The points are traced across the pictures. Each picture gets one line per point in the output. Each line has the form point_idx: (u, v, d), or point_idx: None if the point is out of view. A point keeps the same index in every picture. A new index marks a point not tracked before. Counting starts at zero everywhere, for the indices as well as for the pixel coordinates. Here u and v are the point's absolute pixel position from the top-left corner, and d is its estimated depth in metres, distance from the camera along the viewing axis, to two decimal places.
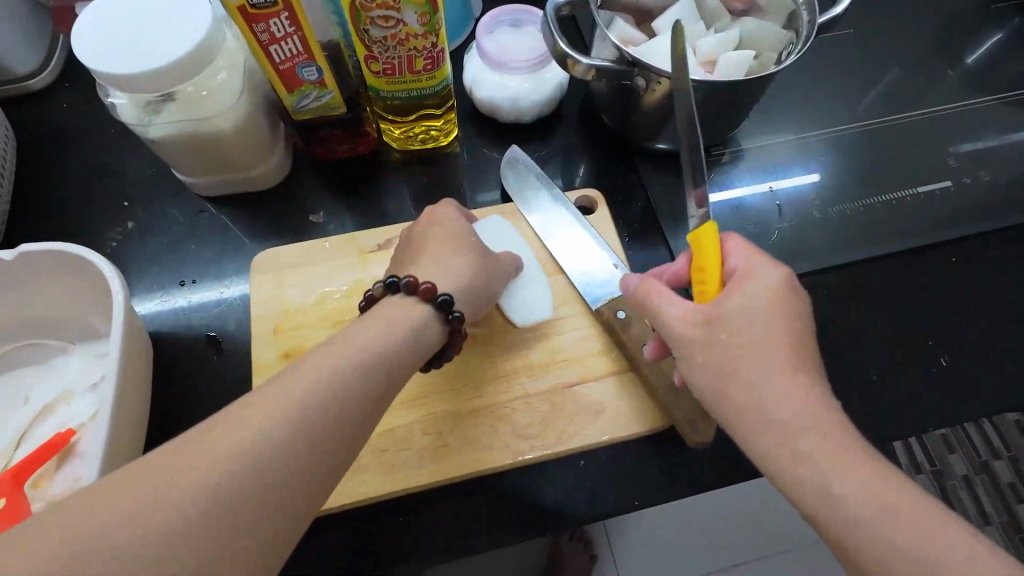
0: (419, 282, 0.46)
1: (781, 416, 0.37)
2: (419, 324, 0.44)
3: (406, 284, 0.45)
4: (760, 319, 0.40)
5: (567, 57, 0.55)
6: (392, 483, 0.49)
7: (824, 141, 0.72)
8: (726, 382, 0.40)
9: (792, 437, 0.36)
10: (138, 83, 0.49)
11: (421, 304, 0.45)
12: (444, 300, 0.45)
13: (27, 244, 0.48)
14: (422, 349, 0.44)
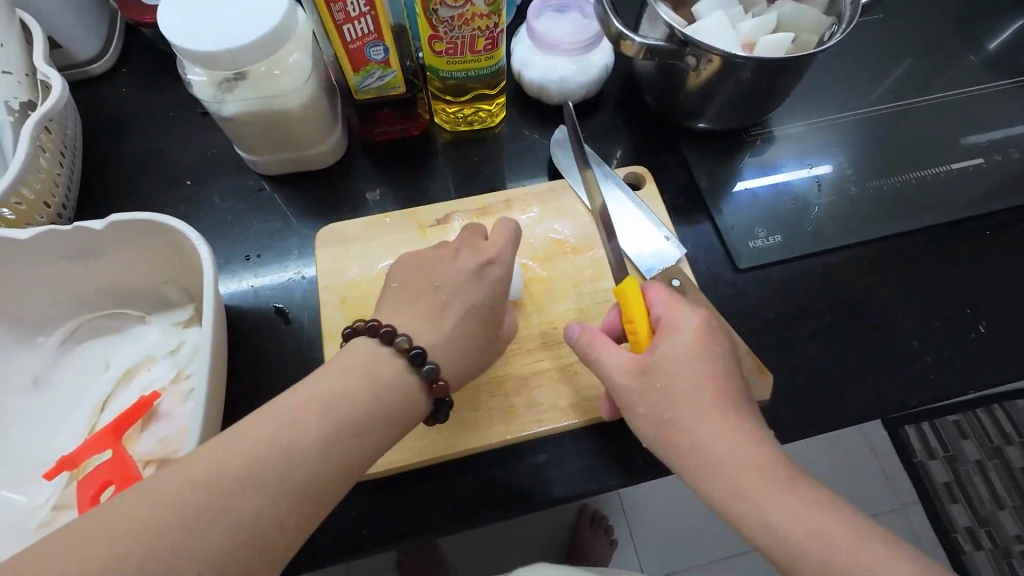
0: (439, 374, 0.43)
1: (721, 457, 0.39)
2: (413, 418, 0.43)
3: (428, 371, 0.42)
4: (682, 369, 0.42)
5: (622, 36, 0.58)
6: (463, 441, 0.52)
7: (858, 121, 0.74)
8: (670, 430, 0.41)
9: (731, 477, 0.39)
10: (222, 60, 0.51)
11: (424, 396, 0.43)
12: (446, 404, 0.45)
13: (116, 214, 0.50)
14: (402, 430, 0.42)
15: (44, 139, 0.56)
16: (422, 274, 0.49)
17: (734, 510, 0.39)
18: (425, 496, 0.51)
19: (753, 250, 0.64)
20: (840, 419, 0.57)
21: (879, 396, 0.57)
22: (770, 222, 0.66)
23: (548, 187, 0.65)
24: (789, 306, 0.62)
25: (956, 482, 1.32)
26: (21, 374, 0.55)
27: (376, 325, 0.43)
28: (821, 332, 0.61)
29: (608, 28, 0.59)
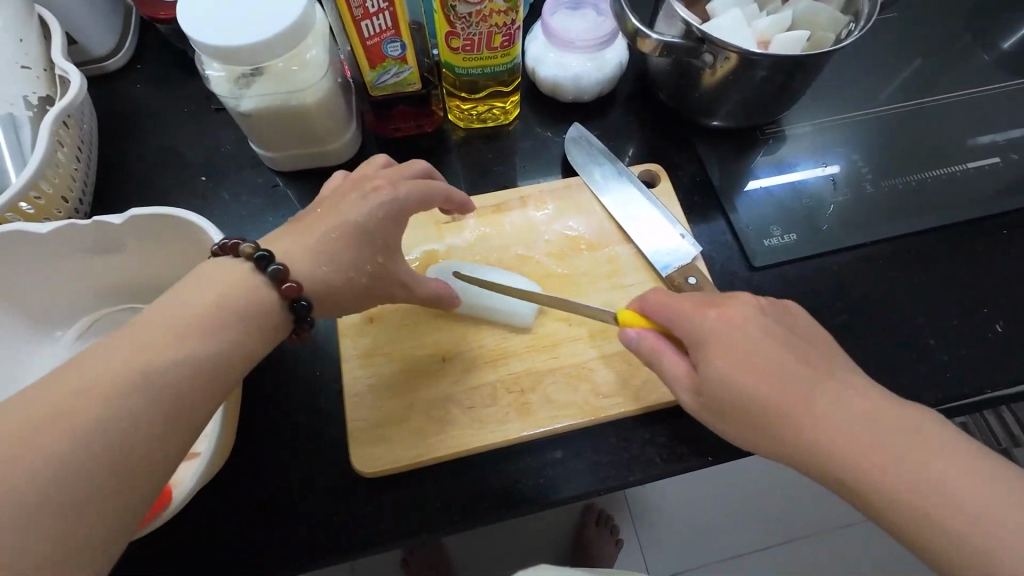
0: (288, 274, 0.43)
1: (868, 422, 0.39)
2: (273, 326, 0.43)
3: (275, 272, 0.43)
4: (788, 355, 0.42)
5: (639, 33, 0.58)
6: (479, 437, 0.52)
7: (872, 119, 0.74)
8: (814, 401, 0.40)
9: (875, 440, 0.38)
10: (241, 56, 0.51)
11: (277, 301, 0.43)
12: (304, 307, 0.44)
13: (135, 208, 0.50)
14: (263, 339, 0.43)
15: (63, 134, 0.56)
16: (325, 205, 0.49)
17: (770, 431, 0.40)
18: (441, 492, 0.51)
19: (768, 248, 0.64)
20: None
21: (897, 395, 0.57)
22: (785, 221, 0.65)
23: (562, 184, 0.65)
24: (804, 305, 0.62)
25: None
26: (39, 368, 0.55)
27: (238, 243, 0.44)
28: (837, 330, 0.60)
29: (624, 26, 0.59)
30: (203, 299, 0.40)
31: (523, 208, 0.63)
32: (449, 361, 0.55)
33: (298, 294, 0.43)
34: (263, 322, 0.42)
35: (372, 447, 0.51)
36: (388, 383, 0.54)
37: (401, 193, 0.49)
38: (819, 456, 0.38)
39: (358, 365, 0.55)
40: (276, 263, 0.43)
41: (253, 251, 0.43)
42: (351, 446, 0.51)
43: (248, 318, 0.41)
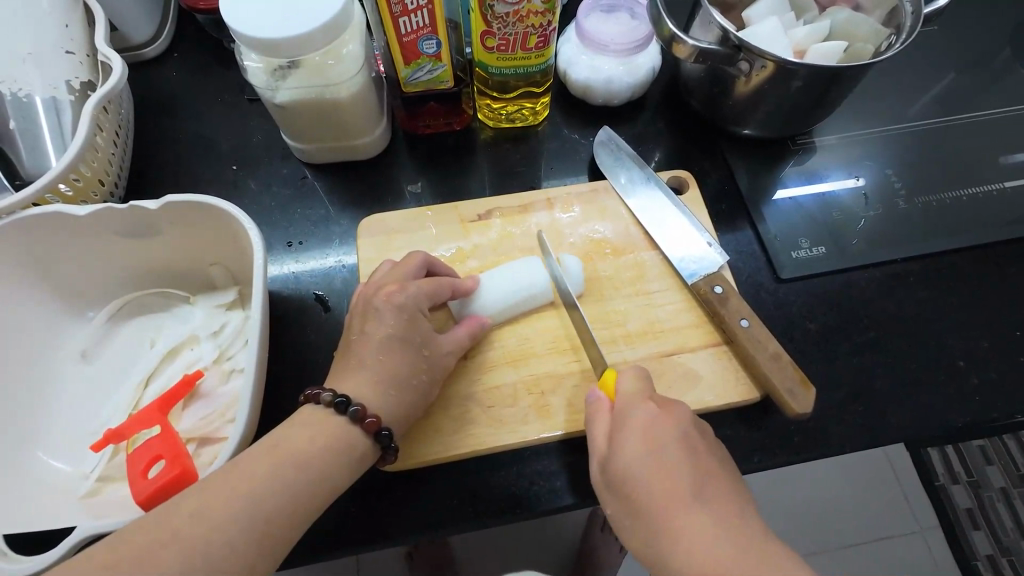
0: (367, 411, 0.45)
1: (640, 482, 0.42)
2: (359, 455, 0.45)
3: (355, 413, 0.44)
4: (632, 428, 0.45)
5: (675, 38, 0.57)
6: (498, 436, 0.52)
7: (908, 133, 0.73)
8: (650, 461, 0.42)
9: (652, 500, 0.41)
10: (279, 48, 0.52)
11: (362, 436, 0.45)
12: (387, 436, 0.46)
13: (171, 195, 0.51)
14: (351, 474, 0.44)
15: (102, 119, 0.57)
16: (361, 304, 0.51)
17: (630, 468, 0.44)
18: (457, 490, 0.51)
19: (796, 260, 0.63)
20: (880, 438, 0.55)
21: (921, 417, 0.56)
22: (814, 233, 0.65)
23: (588, 188, 0.64)
24: (830, 318, 0.61)
25: (978, 509, 1.29)
26: (70, 346, 0.56)
27: (316, 391, 0.45)
28: (864, 348, 0.59)
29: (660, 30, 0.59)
30: (297, 445, 0.42)
31: (549, 211, 0.63)
32: (472, 359, 0.55)
33: (379, 426, 0.45)
34: (347, 453, 0.44)
35: None
36: None
37: (410, 294, 0.51)
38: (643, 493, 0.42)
39: None
40: (354, 403, 0.45)
41: (332, 397, 0.45)
42: None
43: (342, 455, 0.44)
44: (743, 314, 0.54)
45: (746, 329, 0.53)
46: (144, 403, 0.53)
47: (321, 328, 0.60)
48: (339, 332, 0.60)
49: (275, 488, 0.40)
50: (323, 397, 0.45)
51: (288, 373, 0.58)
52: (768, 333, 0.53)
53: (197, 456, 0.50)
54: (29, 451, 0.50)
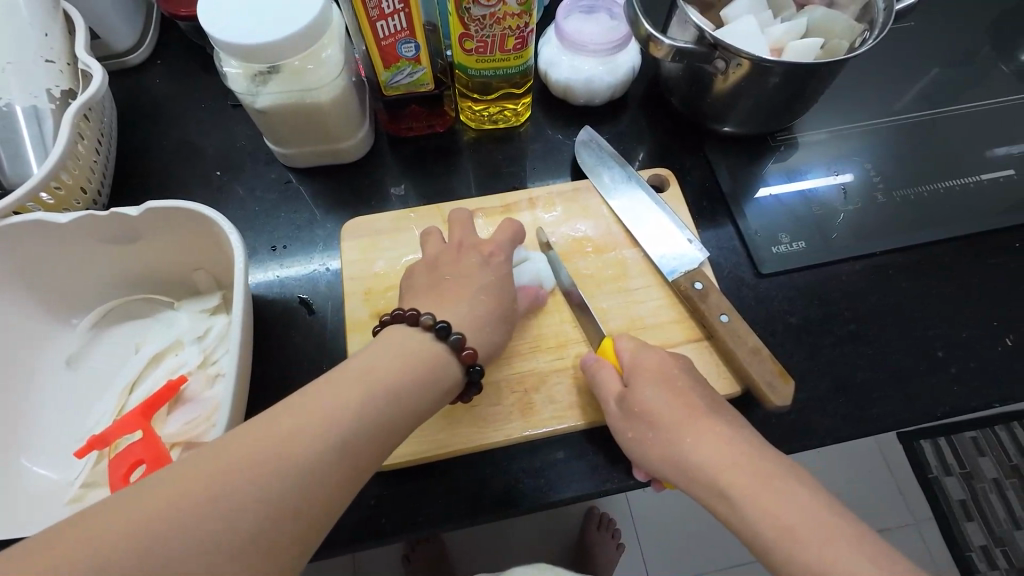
0: (465, 344, 0.47)
1: (697, 455, 0.42)
2: (449, 387, 0.45)
3: (456, 341, 0.46)
4: (654, 399, 0.46)
5: (652, 38, 0.58)
6: (482, 435, 0.52)
7: (887, 128, 0.73)
8: (686, 432, 0.44)
9: (711, 472, 0.41)
10: (256, 54, 0.52)
11: (456, 365, 0.46)
12: (478, 373, 0.47)
13: (152, 201, 0.51)
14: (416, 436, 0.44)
15: (84, 128, 0.58)
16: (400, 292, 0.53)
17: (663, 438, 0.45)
18: (443, 488, 0.52)
19: (776, 255, 0.63)
20: (860, 429, 0.56)
21: (904, 406, 0.57)
22: (794, 228, 0.65)
23: (571, 187, 0.65)
24: (809, 311, 0.61)
25: (971, 500, 1.30)
26: (54, 354, 0.56)
27: (418, 314, 0.47)
28: (846, 340, 0.60)
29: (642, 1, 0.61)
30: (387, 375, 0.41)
31: (536, 208, 0.64)
32: None
33: (474, 360, 0.47)
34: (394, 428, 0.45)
35: None
36: None
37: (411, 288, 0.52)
38: (681, 467, 0.43)
39: None
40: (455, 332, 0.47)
41: (433, 322, 0.47)
42: None
43: (436, 389, 0.44)
44: (723, 309, 0.55)
45: (726, 324, 0.54)
46: (128, 409, 0.54)
47: (306, 331, 0.60)
48: (324, 334, 0.60)
49: (314, 454, 0.35)
50: (424, 322, 0.46)
51: (272, 377, 0.58)
52: (747, 327, 0.54)
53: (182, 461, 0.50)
54: (14, 458, 0.50)
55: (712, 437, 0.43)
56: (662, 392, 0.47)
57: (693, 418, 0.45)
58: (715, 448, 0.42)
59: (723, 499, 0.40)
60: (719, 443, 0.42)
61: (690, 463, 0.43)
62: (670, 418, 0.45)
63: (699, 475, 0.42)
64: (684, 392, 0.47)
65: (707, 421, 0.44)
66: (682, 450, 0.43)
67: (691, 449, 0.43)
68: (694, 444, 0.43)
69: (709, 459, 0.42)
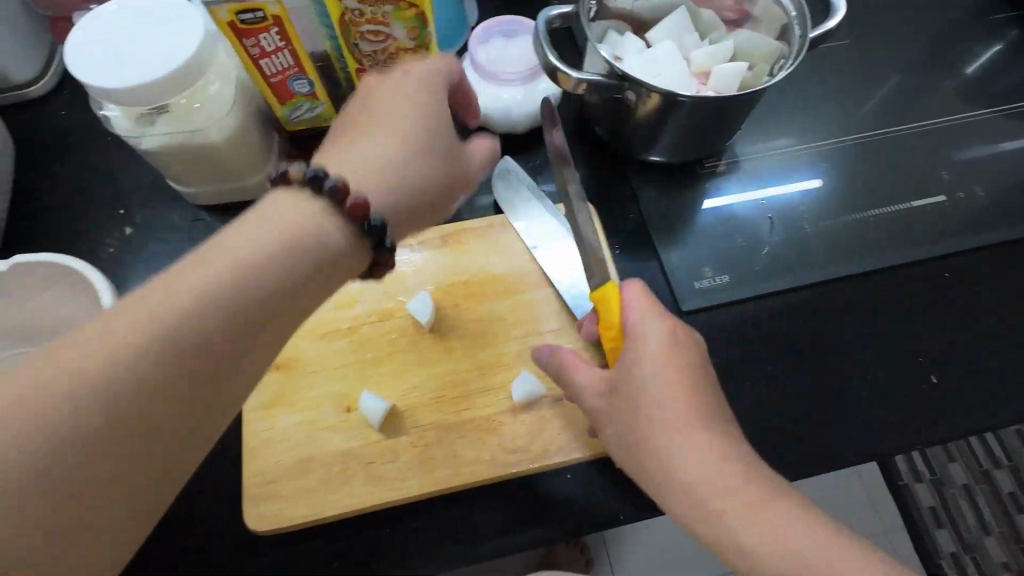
0: (357, 199, 0.40)
1: (687, 464, 0.38)
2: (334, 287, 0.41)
3: (334, 196, 0.40)
4: (693, 361, 0.43)
5: (558, 71, 0.55)
6: (377, 496, 0.50)
7: (822, 152, 0.71)
8: (682, 398, 0.40)
9: (714, 486, 0.37)
10: (130, 98, 0.49)
11: (351, 251, 0.41)
12: (374, 225, 0.41)
13: (17, 255, 0.48)
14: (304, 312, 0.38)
15: None
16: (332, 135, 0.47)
17: (663, 432, 0.40)
18: (337, 551, 0.50)
19: (698, 291, 0.61)
20: (778, 474, 0.54)
21: (822, 450, 0.55)
22: (718, 262, 0.63)
23: (486, 223, 0.62)
24: (732, 350, 0.59)
25: (941, 507, 1.29)
26: None
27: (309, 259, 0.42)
28: (768, 379, 0.58)
29: (557, 22, 0.58)
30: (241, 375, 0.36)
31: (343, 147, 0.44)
32: (351, 412, 0.53)
33: (366, 211, 0.40)
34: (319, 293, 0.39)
35: (264, 505, 0.49)
36: (285, 435, 0.52)
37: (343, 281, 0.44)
38: (693, 482, 0.38)
39: (258, 417, 0.53)
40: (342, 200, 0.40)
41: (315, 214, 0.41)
42: (244, 503, 0.50)
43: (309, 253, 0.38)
44: None
45: None
46: None
47: None
48: None
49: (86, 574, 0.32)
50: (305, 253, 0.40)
51: None
52: None
53: None
54: None
55: (720, 431, 0.40)
56: (671, 371, 0.42)
57: (726, 428, 0.40)
58: (688, 444, 0.39)
59: (709, 521, 0.37)
60: (689, 424, 0.40)
61: (688, 482, 0.38)
62: (681, 380, 0.41)
63: (731, 474, 0.38)
64: (685, 368, 0.42)
65: (711, 416, 0.40)
66: (691, 476, 0.38)
67: (685, 443, 0.39)
68: (687, 433, 0.39)
69: (719, 474, 0.38)
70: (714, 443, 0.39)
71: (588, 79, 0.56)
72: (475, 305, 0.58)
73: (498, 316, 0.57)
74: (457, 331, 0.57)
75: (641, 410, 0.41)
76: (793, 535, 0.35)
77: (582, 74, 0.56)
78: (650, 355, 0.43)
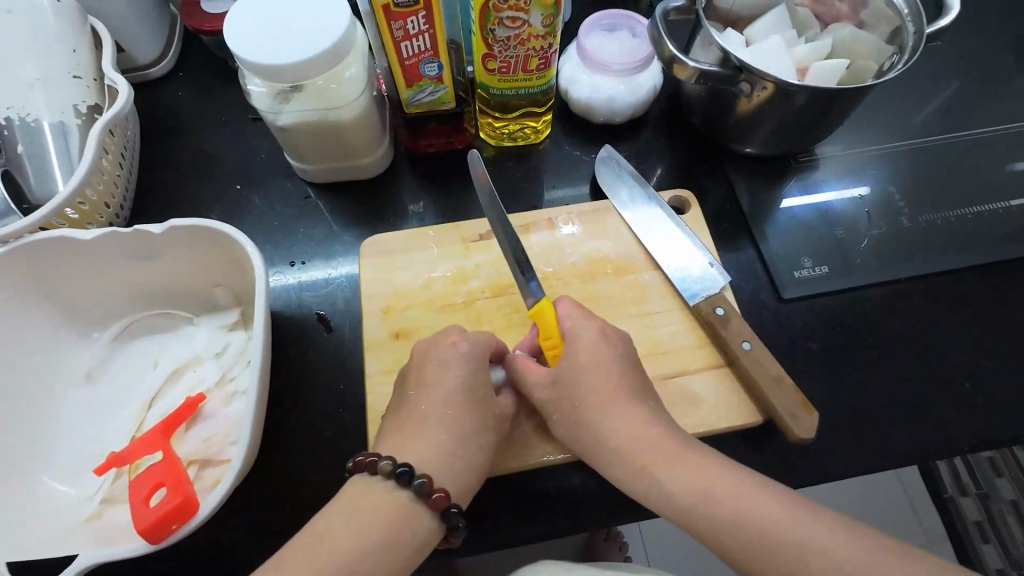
0: (434, 485, 0.43)
1: (621, 439, 0.46)
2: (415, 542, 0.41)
3: (419, 486, 0.42)
4: (580, 358, 0.50)
5: (676, 60, 0.57)
6: (498, 461, 0.52)
7: (915, 149, 0.72)
8: (609, 389, 0.48)
9: (660, 459, 0.44)
10: (282, 73, 0.52)
11: (425, 514, 0.42)
12: (455, 515, 0.43)
13: (175, 218, 0.51)
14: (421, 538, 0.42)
15: (109, 143, 0.58)
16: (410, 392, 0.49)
17: (595, 417, 0.47)
18: (459, 512, 0.52)
19: (798, 280, 0.63)
20: (883, 460, 0.55)
21: (926, 441, 0.56)
22: (816, 253, 0.64)
23: (591, 207, 0.64)
24: (833, 339, 0.60)
25: (988, 522, 1.27)
26: (74, 369, 0.57)
27: (372, 459, 0.43)
28: (870, 368, 0.59)
29: (671, 13, 0.61)
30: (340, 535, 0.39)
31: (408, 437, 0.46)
32: None
33: (447, 502, 0.43)
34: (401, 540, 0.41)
35: None
36: None
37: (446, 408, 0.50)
38: (635, 453, 0.45)
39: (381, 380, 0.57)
40: (419, 475, 0.43)
41: (393, 466, 0.43)
42: None
43: (400, 548, 0.41)
44: (745, 336, 0.54)
45: (749, 351, 0.53)
46: (147, 426, 0.54)
47: (323, 348, 0.60)
48: (341, 352, 0.60)
49: None
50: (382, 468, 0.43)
51: (291, 394, 0.58)
52: (770, 355, 0.53)
53: (200, 479, 0.50)
54: (35, 475, 0.51)
55: (643, 412, 0.47)
56: (595, 364, 0.49)
57: (643, 401, 0.48)
58: (634, 421, 0.46)
59: (642, 475, 0.44)
60: (626, 406, 0.47)
61: (637, 452, 0.45)
62: (619, 380, 0.48)
63: (660, 447, 0.44)
64: (619, 363, 0.49)
65: (642, 400, 0.47)
66: (624, 447, 0.45)
67: (624, 422, 0.46)
68: (625, 411, 0.46)
69: (634, 445, 0.45)
70: (630, 414, 0.46)
71: (703, 68, 0.58)
72: (583, 285, 0.60)
73: (606, 295, 0.59)
74: None
75: (586, 395, 0.48)
76: (785, 516, 0.38)
77: (697, 63, 0.58)
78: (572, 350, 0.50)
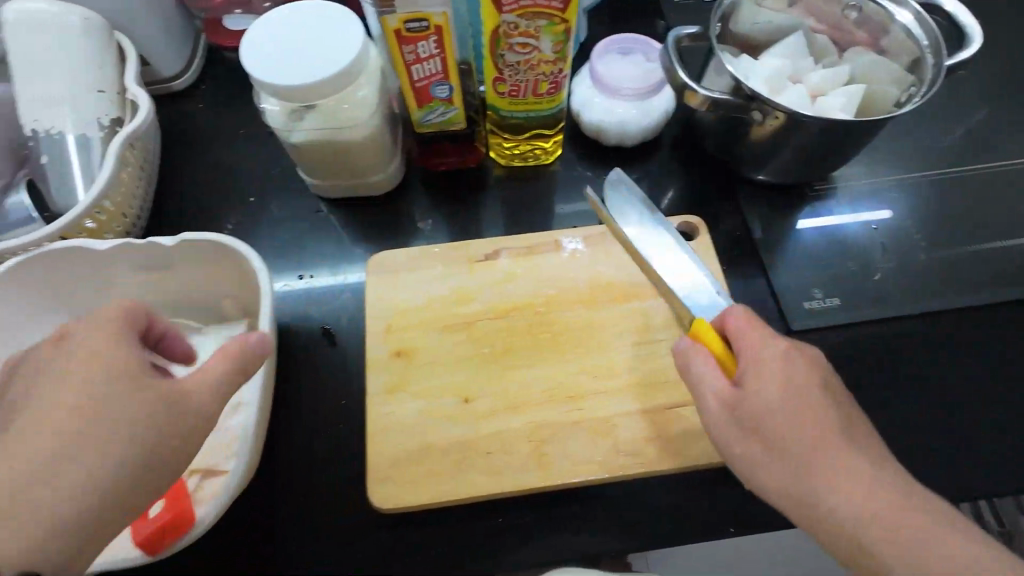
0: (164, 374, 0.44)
1: (851, 487, 0.38)
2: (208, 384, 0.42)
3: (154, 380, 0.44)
4: (779, 409, 0.41)
5: (687, 87, 0.57)
6: (492, 487, 0.51)
7: (933, 180, 0.70)
8: (811, 450, 0.40)
9: (843, 518, 0.37)
10: (296, 94, 0.53)
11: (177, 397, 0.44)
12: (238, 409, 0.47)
13: (187, 232, 0.53)
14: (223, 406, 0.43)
15: (129, 155, 0.60)
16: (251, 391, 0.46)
17: (794, 447, 0.40)
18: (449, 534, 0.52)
19: (808, 311, 0.61)
20: None
21: (935, 483, 0.54)
22: (826, 284, 0.63)
23: (598, 230, 0.64)
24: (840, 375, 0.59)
25: None
26: None
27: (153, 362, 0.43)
28: (878, 406, 0.58)
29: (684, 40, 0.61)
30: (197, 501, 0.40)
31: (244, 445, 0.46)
32: (469, 404, 0.55)
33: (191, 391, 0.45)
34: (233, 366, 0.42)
35: (385, 485, 0.51)
36: (406, 421, 0.54)
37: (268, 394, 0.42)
38: (834, 498, 0.38)
39: (382, 399, 0.56)
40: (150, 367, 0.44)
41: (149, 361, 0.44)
42: (368, 480, 0.52)
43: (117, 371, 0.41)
44: None
45: None
46: None
47: (326, 363, 0.61)
48: (343, 368, 0.61)
49: None
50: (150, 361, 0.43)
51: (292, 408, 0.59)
52: None
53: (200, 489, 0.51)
54: None
55: (859, 455, 0.39)
56: (799, 401, 0.41)
57: (820, 422, 0.40)
58: (854, 465, 0.38)
59: (847, 542, 0.37)
60: (850, 471, 0.38)
61: (833, 513, 0.38)
62: (812, 427, 0.40)
63: (879, 530, 0.36)
64: (815, 401, 0.41)
65: (854, 450, 0.40)
66: (815, 475, 0.39)
67: (832, 479, 0.38)
68: (850, 474, 0.38)
69: (862, 507, 0.37)
70: (850, 484, 0.38)
71: (715, 97, 0.58)
72: (587, 310, 0.60)
73: (610, 321, 0.59)
74: (571, 334, 0.58)
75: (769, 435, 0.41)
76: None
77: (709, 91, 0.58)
78: (760, 382, 0.42)
